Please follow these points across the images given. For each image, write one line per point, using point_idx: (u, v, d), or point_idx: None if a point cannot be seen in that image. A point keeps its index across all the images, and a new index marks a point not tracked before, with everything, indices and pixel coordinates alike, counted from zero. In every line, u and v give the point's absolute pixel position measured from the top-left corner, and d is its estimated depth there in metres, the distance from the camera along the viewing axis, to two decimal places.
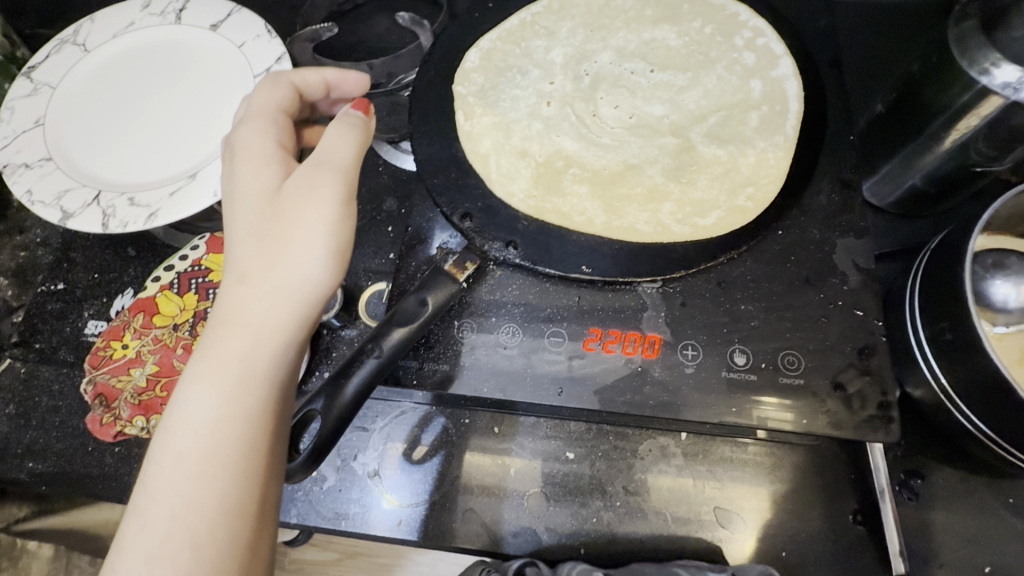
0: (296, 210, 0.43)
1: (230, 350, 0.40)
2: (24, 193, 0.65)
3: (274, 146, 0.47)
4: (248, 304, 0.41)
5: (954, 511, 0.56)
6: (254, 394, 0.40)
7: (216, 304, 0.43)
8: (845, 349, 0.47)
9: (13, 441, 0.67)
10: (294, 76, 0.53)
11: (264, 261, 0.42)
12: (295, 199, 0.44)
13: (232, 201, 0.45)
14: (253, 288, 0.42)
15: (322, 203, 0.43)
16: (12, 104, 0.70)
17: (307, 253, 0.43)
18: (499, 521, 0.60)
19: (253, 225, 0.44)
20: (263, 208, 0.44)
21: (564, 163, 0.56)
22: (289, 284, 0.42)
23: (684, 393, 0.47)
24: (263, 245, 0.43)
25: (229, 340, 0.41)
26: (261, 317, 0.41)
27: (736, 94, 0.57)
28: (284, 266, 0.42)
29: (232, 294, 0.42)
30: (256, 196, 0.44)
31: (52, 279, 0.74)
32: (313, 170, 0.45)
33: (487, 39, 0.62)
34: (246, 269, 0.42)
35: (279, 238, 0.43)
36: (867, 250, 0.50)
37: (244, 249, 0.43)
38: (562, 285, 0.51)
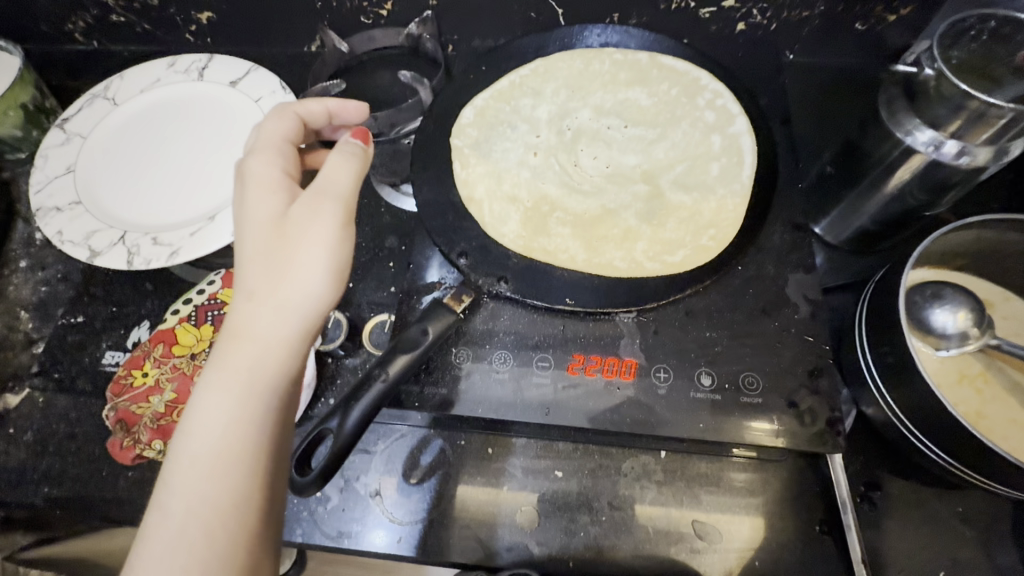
0: (298, 235, 0.48)
1: (240, 362, 0.45)
2: (55, 234, 0.71)
3: (279, 175, 0.51)
4: (255, 321, 0.46)
5: (909, 520, 0.61)
6: (262, 401, 0.45)
7: (226, 319, 0.48)
8: (798, 371, 0.53)
9: (31, 466, 0.71)
10: (299, 106, 0.59)
11: (270, 281, 0.47)
12: (297, 224, 0.48)
13: (239, 224, 0.50)
14: (260, 305, 0.47)
15: (323, 228, 0.48)
16: (46, 152, 0.77)
17: (308, 273, 0.48)
18: (493, 537, 0.64)
19: (258, 247, 0.48)
20: (268, 232, 0.48)
21: (549, 208, 0.63)
22: (293, 302, 0.47)
23: (658, 411, 0.53)
24: (268, 266, 0.48)
25: (238, 354, 0.45)
26: (267, 333, 0.46)
27: (699, 147, 0.65)
28: (288, 285, 0.47)
29: (241, 310, 0.47)
30: (262, 221, 0.49)
31: (73, 313, 0.79)
32: (315, 197, 0.49)
33: (481, 98, 0.70)
34: (253, 288, 0.47)
35: (283, 260, 0.48)
36: (815, 283, 0.57)
37: (252, 270, 0.48)
38: (548, 316, 0.57)
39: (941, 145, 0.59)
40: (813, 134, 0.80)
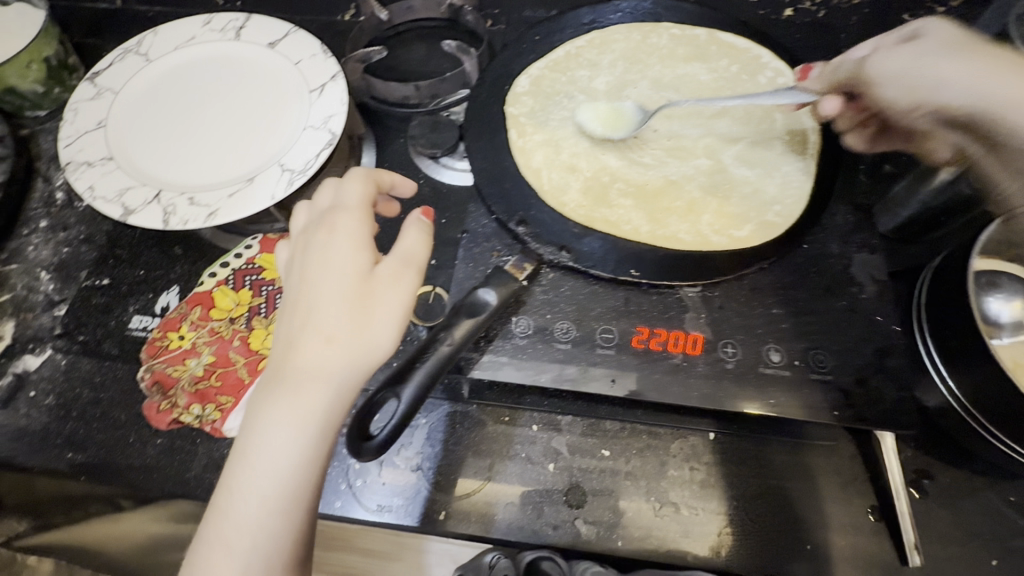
0: (384, 294, 0.47)
1: (310, 411, 0.45)
2: (87, 188, 0.67)
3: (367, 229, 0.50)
4: (332, 366, 0.46)
5: (961, 508, 0.60)
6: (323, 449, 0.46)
7: (295, 361, 0.46)
8: (867, 350, 0.52)
9: (55, 431, 0.68)
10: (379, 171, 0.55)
11: (351, 333, 0.46)
12: (384, 285, 0.47)
13: (320, 265, 0.48)
14: (335, 355, 0.46)
15: (408, 292, 0.48)
16: (77, 106, 0.74)
17: (384, 334, 0.47)
18: (539, 514, 0.62)
19: (342, 297, 0.47)
20: (352, 287, 0.47)
21: (609, 178, 0.61)
22: (370, 356, 0.47)
23: (724, 387, 0.52)
24: (350, 318, 0.46)
25: (314, 399, 0.45)
26: (342, 381, 0.46)
27: (762, 123, 0.64)
28: (368, 341, 0.46)
29: (315, 353, 0.46)
30: (347, 274, 0.47)
31: (97, 275, 0.76)
32: (401, 264, 0.49)
33: (536, 67, 0.69)
34: (330, 337, 0.46)
35: (365, 316, 0.47)
36: (881, 264, 0.56)
37: (333, 314, 0.46)
38: (610, 287, 0.56)
39: None
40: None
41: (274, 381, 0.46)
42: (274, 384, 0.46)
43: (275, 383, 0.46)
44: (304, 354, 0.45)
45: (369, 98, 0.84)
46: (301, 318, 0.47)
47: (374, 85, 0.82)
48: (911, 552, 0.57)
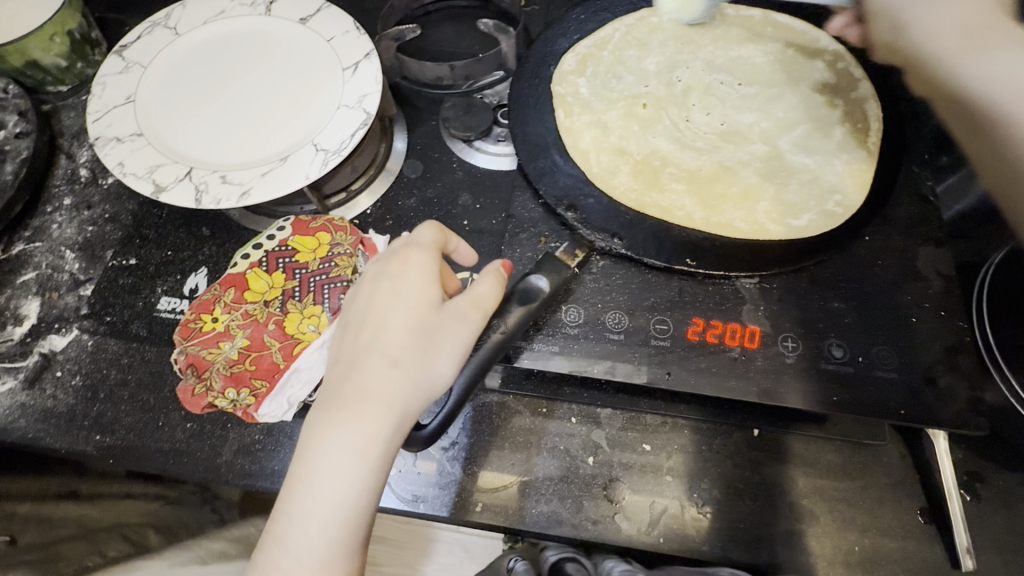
0: (451, 326, 0.46)
1: (363, 444, 0.44)
2: (117, 165, 0.65)
3: (437, 264, 0.50)
4: (395, 390, 0.45)
5: (1015, 512, 0.58)
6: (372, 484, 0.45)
7: (355, 390, 0.45)
8: (934, 347, 0.50)
9: (82, 412, 0.67)
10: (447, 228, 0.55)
11: (416, 361, 0.46)
12: (452, 319, 0.47)
13: (386, 297, 0.48)
14: (394, 387, 0.45)
15: (475, 329, 0.47)
16: (105, 80, 0.71)
17: (444, 371, 0.46)
18: (577, 509, 0.61)
19: (410, 325, 0.46)
20: (417, 321, 0.47)
21: (660, 162, 0.59)
22: (431, 385, 0.46)
23: (784, 382, 0.50)
24: (417, 346, 0.46)
25: (375, 423, 0.44)
26: (403, 407, 0.45)
27: (821, 109, 0.61)
28: (432, 370, 0.46)
29: (376, 384, 0.45)
30: (414, 306, 0.47)
31: (124, 255, 0.75)
32: (469, 302, 0.47)
33: (583, 45, 0.66)
34: (391, 368, 0.45)
35: (428, 350, 0.46)
36: (947, 258, 0.54)
37: (400, 340, 0.46)
38: (663, 277, 0.54)
39: None
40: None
41: (334, 402, 0.45)
42: (335, 404, 0.45)
43: (334, 404, 0.46)
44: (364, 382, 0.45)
45: (401, 79, 0.83)
46: (362, 348, 0.47)
47: (407, 64, 0.79)
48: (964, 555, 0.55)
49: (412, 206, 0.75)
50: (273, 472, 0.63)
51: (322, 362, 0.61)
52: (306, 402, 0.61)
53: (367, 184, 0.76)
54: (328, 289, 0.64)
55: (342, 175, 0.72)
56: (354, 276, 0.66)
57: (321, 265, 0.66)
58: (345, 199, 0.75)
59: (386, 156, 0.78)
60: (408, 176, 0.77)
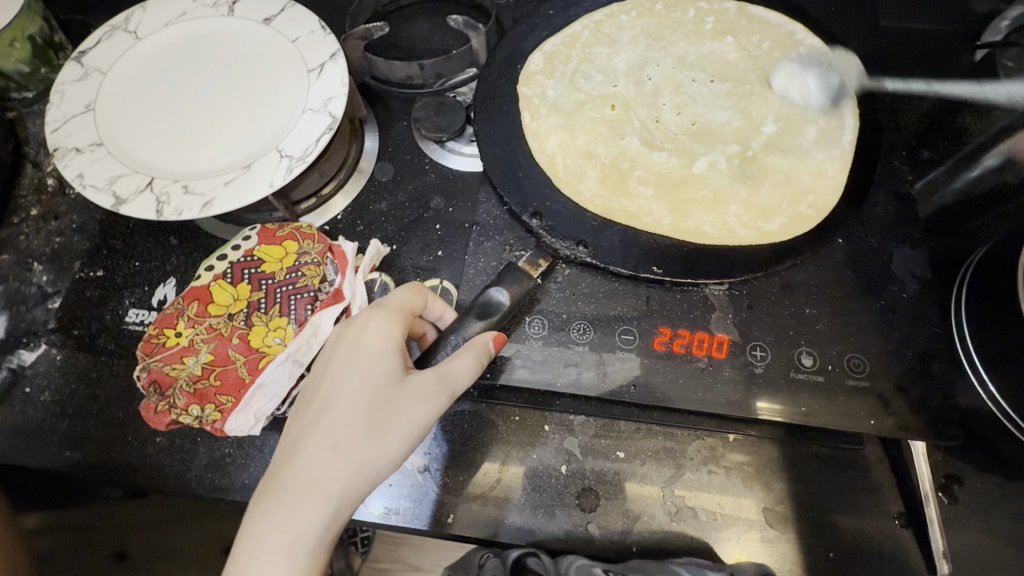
0: (403, 406, 0.47)
1: (305, 517, 0.45)
2: (75, 176, 0.64)
3: (401, 334, 0.50)
4: (333, 476, 0.46)
5: (992, 515, 0.58)
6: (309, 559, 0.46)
7: (305, 460, 0.47)
8: (906, 354, 0.50)
9: (51, 429, 0.66)
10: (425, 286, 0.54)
11: (362, 444, 0.47)
12: (406, 399, 0.48)
13: (347, 365, 0.49)
14: (344, 461, 0.46)
15: (428, 413, 0.48)
16: (62, 87, 0.69)
17: (394, 449, 0.47)
18: (549, 519, 0.60)
19: (358, 407, 0.47)
20: (375, 396, 0.48)
21: (629, 165, 0.57)
22: (375, 468, 0.47)
23: (752, 392, 0.49)
24: (363, 428, 0.47)
25: (309, 511, 0.45)
26: (340, 493, 0.46)
27: (795, 106, 0.59)
28: (375, 453, 0.47)
29: (326, 458, 0.46)
30: (375, 379, 0.48)
31: (91, 266, 0.74)
32: (431, 382, 0.48)
33: (551, 43, 0.64)
34: (341, 442, 0.47)
35: (380, 426, 0.47)
36: (923, 260, 0.53)
37: (346, 421, 0.47)
38: (630, 285, 0.53)
39: None
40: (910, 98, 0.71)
41: (273, 485, 0.47)
42: (275, 488, 0.46)
43: (274, 487, 0.47)
44: (314, 455, 0.46)
45: (371, 78, 0.80)
46: (317, 417, 0.48)
47: (377, 64, 0.77)
48: (940, 560, 0.54)
49: (383, 211, 0.73)
50: (242, 486, 0.62)
51: (288, 375, 0.60)
52: (275, 415, 0.61)
53: (339, 187, 0.74)
54: (295, 299, 0.63)
55: (310, 181, 0.70)
56: (322, 286, 0.64)
57: (287, 275, 0.64)
58: (316, 204, 0.73)
59: (357, 157, 0.76)
60: (379, 179, 0.75)
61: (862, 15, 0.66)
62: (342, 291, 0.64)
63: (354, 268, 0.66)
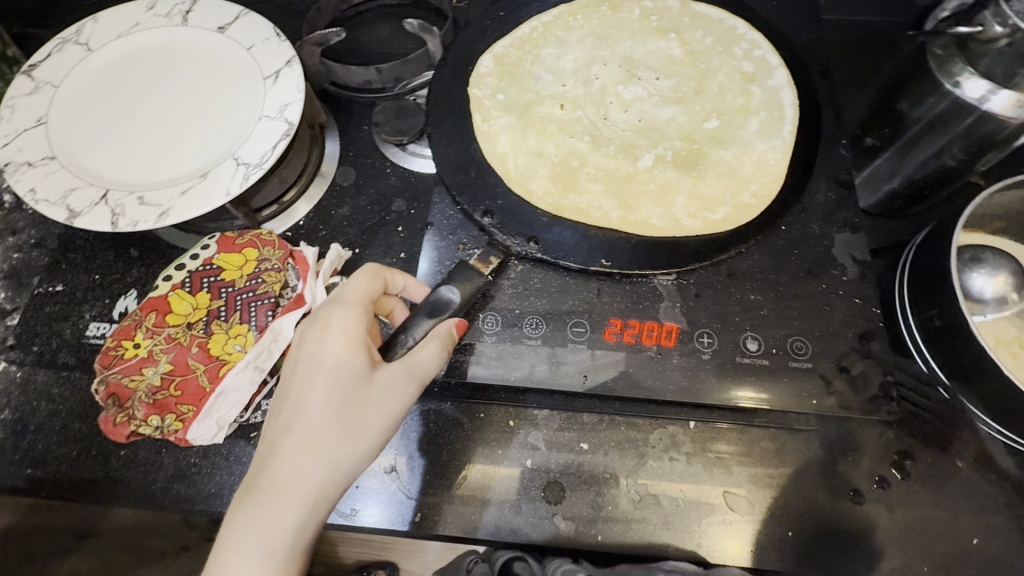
0: (373, 403, 0.48)
1: (285, 518, 0.46)
2: (27, 191, 0.63)
3: (362, 326, 0.51)
4: (310, 476, 0.47)
5: (943, 488, 0.60)
6: (294, 554, 0.47)
7: (281, 463, 0.47)
8: (848, 335, 0.51)
9: (11, 447, 0.65)
10: (386, 271, 0.54)
11: (334, 443, 0.47)
12: (374, 394, 0.48)
13: (312, 365, 0.49)
14: (319, 461, 0.47)
15: (398, 405, 0.48)
16: (12, 102, 0.69)
17: (367, 443, 0.48)
18: (516, 511, 0.60)
19: (327, 407, 0.48)
20: (343, 393, 0.48)
21: (579, 163, 0.58)
22: (350, 465, 0.48)
23: (702, 377, 0.50)
24: (335, 427, 0.47)
25: (288, 513, 0.46)
26: (319, 492, 0.47)
27: (739, 98, 0.61)
28: (349, 450, 0.47)
29: (300, 462, 0.47)
30: (341, 377, 0.48)
31: (50, 281, 0.73)
32: (399, 375, 0.48)
33: (500, 45, 0.65)
34: (314, 442, 0.47)
35: (352, 423, 0.48)
36: (863, 244, 0.55)
37: (317, 423, 0.47)
38: (581, 278, 0.54)
39: (995, 95, 0.58)
40: (857, 88, 0.73)
41: (251, 490, 0.47)
42: (253, 491, 0.47)
43: (252, 490, 0.47)
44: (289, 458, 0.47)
45: (330, 83, 0.81)
46: (288, 420, 0.48)
47: (333, 69, 0.78)
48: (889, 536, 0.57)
49: (344, 215, 0.73)
50: (208, 495, 0.61)
51: (249, 381, 0.60)
52: (240, 422, 0.61)
53: (299, 193, 0.74)
54: (255, 306, 0.64)
55: (270, 187, 0.70)
56: (283, 292, 0.65)
57: (247, 282, 0.65)
58: (278, 210, 0.73)
59: (318, 163, 0.76)
60: (340, 184, 0.76)
61: (804, 8, 0.68)
62: (302, 296, 0.64)
63: (314, 272, 0.66)
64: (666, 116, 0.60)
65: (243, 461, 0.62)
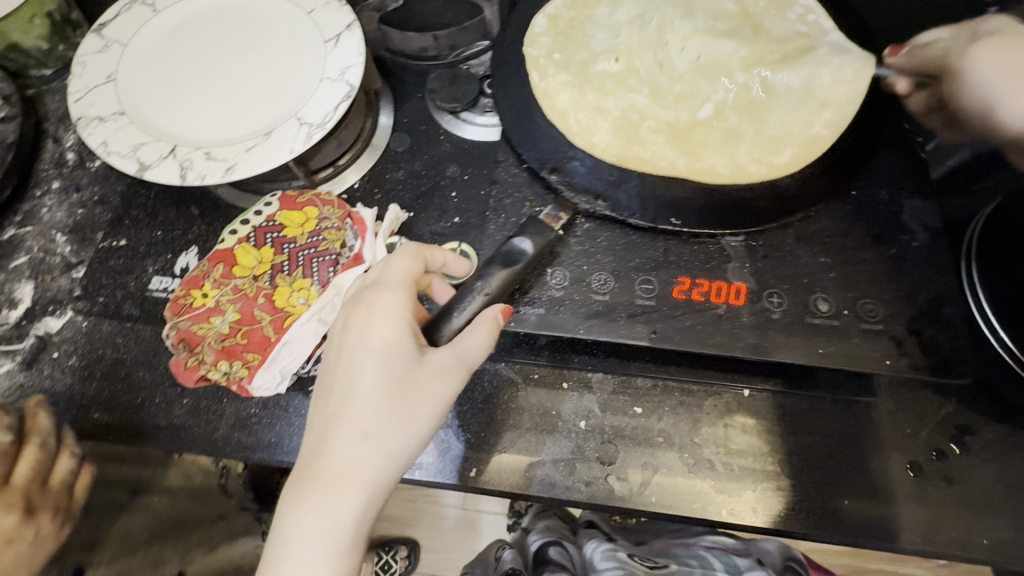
0: (427, 386, 0.48)
1: (344, 506, 0.46)
2: (100, 144, 0.65)
3: (409, 309, 0.50)
4: (367, 463, 0.46)
5: (1003, 463, 0.59)
6: (356, 543, 0.47)
7: (336, 451, 0.46)
8: (919, 299, 0.51)
9: (78, 392, 0.68)
10: (426, 254, 0.54)
11: (389, 430, 0.47)
12: (427, 378, 0.48)
13: (362, 349, 0.48)
14: (375, 448, 0.47)
15: (450, 389, 0.49)
16: (84, 59, 0.71)
17: (421, 429, 0.48)
18: (570, 471, 0.61)
19: (380, 393, 0.47)
20: (395, 379, 0.47)
21: (639, 116, 0.59)
22: (404, 450, 0.48)
23: (771, 337, 0.50)
24: (390, 413, 0.47)
25: (347, 501, 0.46)
26: (376, 479, 0.47)
27: (799, 39, 0.62)
28: (404, 436, 0.47)
29: (356, 450, 0.46)
30: (394, 362, 0.48)
31: (113, 236, 0.75)
32: (450, 359, 0.49)
33: (552, 5, 0.66)
34: (368, 429, 0.47)
35: (405, 409, 0.47)
36: (931, 211, 0.55)
37: (370, 408, 0.47)
38: (648, 237, 0.55)
39: None
40: None
41: (305, 479, 0.46)
42: (307, 481, 0.46)
43: (305, 480, 0.47)
44: (345, 446, 0.46)
45: (384, 51, 0.82)
46: (338, 407, 0.48)
47: (390, 35, 0.79)
48: (935, 507, 0.58)
49: (399, 179, 0.74)
50: (269, 444, 0.63)
51: (313, 334, 0.62)
52: (300, 374, 0.63)
53: (355, 157, 0.75)
54: (317, 262, 0.65)
55: (327, 149, 0.72)
56: (342, 250, 0.66)
57: (309, 239, 0.66)
58: (333, 173, 0.74)
59: (372, 129, 0.77)
60: (394, 149, 0.76)
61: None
62: (362, 254, 0.65)
63: (373, 233, 0.67)
64: (728, 57, 0.60)
65: (303, 413, 0.63)
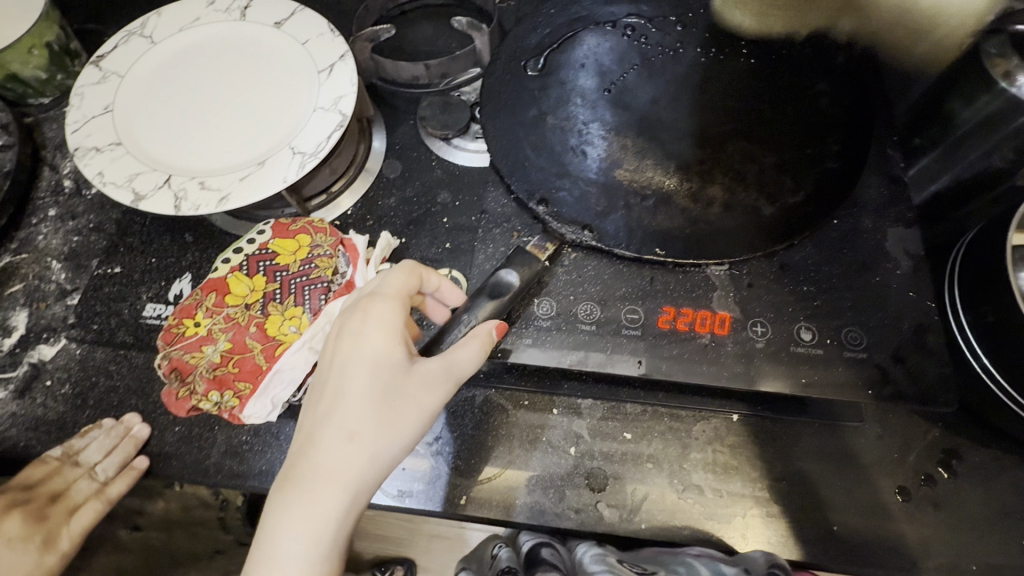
0: (413, 394, 0.49)
1: (326, 506, 0.47)
2: (96, 174, 0.66)
3: (401, 320, 0.51)
4: (352, 465, 0.47)
5: (990, 487, 0.59)
6: (336, 543, 0.47)
7: (322, 451, 0.48)
8: (902, 327, 0.52)
9: (71, 420, 0.68)
10: (424, 268, 0.55)
11: (375, 433, 0.48)
12: (414, 386, 0.49)
13: (353, 355, 0.50)
14: (360, 451, 0.48)
15: (436, 399, 0.49)
16: (82, 90, 0.72)
17: (406, 435, 0.49)
18: (560, 497, 0.61)
19: (368, 397, 0.48)
20: (383, 385, 0.48)
21: None
22: (389, 455, 0.49)
23: (756, 365, 0.51)
24: (376, 416, 0.48)
25: (329, 501, 0.47)
26: (359, 482, 0.47)
27: None
28: (389, 441, 0.48)
29: (341, 452, 0.47)
30: (383, 369, 0.49)
31: (108, 263, 0.75)
32: (437, 369, 0.49)
33: None
34: (355, 431, 0.48)
35: (392, 413, 0.48)
36: (913, 239, 0.56)
37: (358, 411, 0.48)
38: (634, 267, 0.56)
39: None
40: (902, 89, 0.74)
41: (291, 478, 0.47)
42: (293, 479, 0.47)
43: (291, 479, 0.48)
44: (331, 447, 0.47)
45: (378, 78, 0.83)
46: (328, 409, 0.49)
47: (383, 64, 0.80)
48: (925, 531, 0.58)
49: (392, 206, 0.75)
50: (261, 472, 0.63)
51: (304, 362, 0.62)
52: (291, 402, 0.63)
53: (348, 184, 0.76)
54: (309, 290, 0.66)
55: (321, 177, 0.72)
56: (334, 277, 0.67)
57: (301, 266, 0.67)
58: (326, 200, 0.75)
59: (365, 156, 0.78)
60: (387, 175, 0.77)
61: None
62: (354, 282, 0.66)
63: (365, 259, 0.67)
64: None
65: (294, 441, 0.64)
